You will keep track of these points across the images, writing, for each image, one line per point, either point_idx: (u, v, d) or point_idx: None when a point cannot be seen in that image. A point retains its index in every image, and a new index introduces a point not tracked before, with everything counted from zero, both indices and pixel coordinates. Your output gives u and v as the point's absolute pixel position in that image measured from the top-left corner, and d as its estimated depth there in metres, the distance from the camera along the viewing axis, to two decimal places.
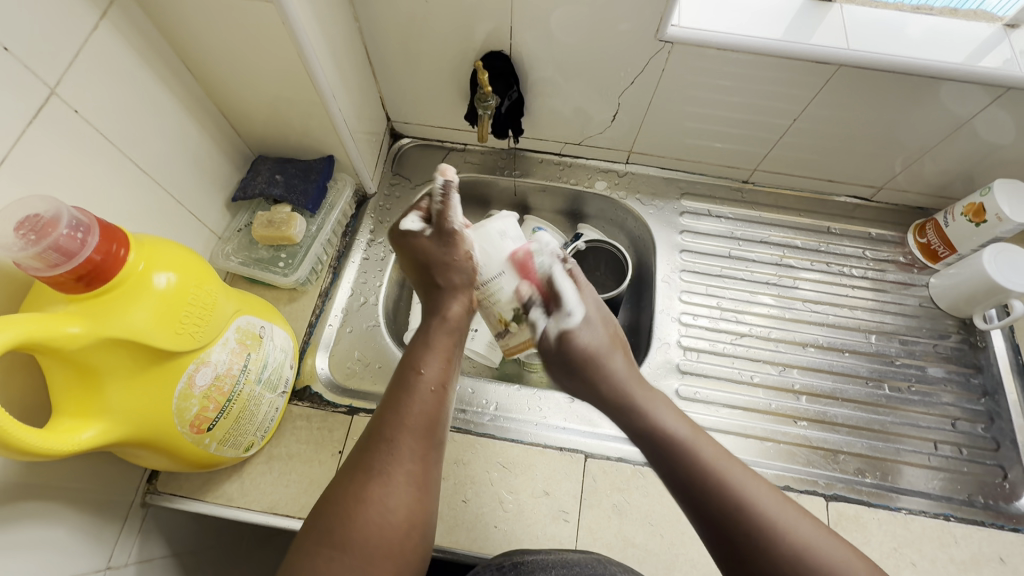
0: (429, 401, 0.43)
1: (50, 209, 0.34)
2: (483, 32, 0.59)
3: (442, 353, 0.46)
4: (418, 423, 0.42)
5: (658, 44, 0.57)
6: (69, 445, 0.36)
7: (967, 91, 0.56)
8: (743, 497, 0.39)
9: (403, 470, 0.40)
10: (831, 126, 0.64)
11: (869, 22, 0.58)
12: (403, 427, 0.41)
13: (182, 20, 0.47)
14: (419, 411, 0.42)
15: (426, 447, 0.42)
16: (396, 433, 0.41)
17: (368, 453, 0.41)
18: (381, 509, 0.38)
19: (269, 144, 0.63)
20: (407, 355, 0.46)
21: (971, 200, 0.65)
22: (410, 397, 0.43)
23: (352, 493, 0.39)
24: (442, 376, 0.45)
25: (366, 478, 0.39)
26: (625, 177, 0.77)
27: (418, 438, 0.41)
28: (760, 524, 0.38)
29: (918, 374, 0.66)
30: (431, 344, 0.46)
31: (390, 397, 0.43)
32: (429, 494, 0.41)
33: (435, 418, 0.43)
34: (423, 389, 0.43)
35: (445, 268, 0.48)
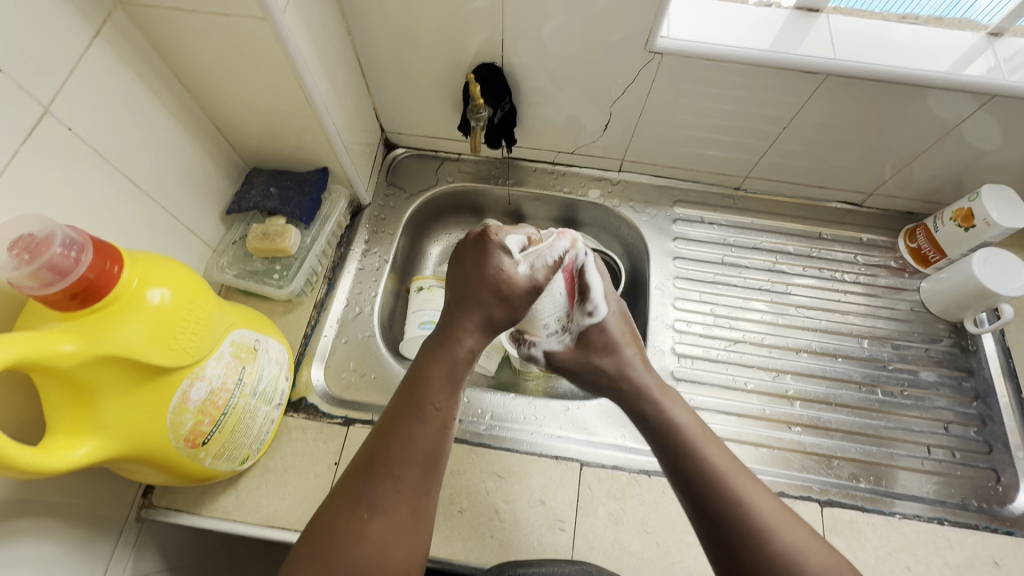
0: (433, 431, 0.43)
1: (44, 228, 0.35)
2: (475, 43, 0.60)
3: (451, 385, 0.45)
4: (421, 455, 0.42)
5: (648, 56, 0.58)
6: (63, 462, 0.36)
7: (954, 98, 0.57)
8: (733, 489, 0.42)
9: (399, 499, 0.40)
10: (821, 133, 0.65)
11: (855, 31, 0.59)
12: (405, 457, 0.41)
13: (176, 37, 0.47)
14: (426, 441, 0.43)
15: (427, 478, 0.42)
16: (399, 463, 0.41)
17: (362, 482, 0.40)
18: (377, 542, 0.38)
19: (264, 157, 0.64)
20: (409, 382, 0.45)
21: (960, 205, 0.66)
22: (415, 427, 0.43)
23: (346, 521, 0.39)
24: (448, 410, 0.44)
25: (358, 508, 0.39)
26: (617, 185, 0.78)
27: (420, 469, 0.42)
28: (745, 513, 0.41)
29: (911, 378, 0.67)
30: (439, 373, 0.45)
31: (391, 424, 0.43)
32: (424, 529, 0.41)
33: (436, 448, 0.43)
34: (429, 420, 0.43)
35: (503, 304, 0.46)
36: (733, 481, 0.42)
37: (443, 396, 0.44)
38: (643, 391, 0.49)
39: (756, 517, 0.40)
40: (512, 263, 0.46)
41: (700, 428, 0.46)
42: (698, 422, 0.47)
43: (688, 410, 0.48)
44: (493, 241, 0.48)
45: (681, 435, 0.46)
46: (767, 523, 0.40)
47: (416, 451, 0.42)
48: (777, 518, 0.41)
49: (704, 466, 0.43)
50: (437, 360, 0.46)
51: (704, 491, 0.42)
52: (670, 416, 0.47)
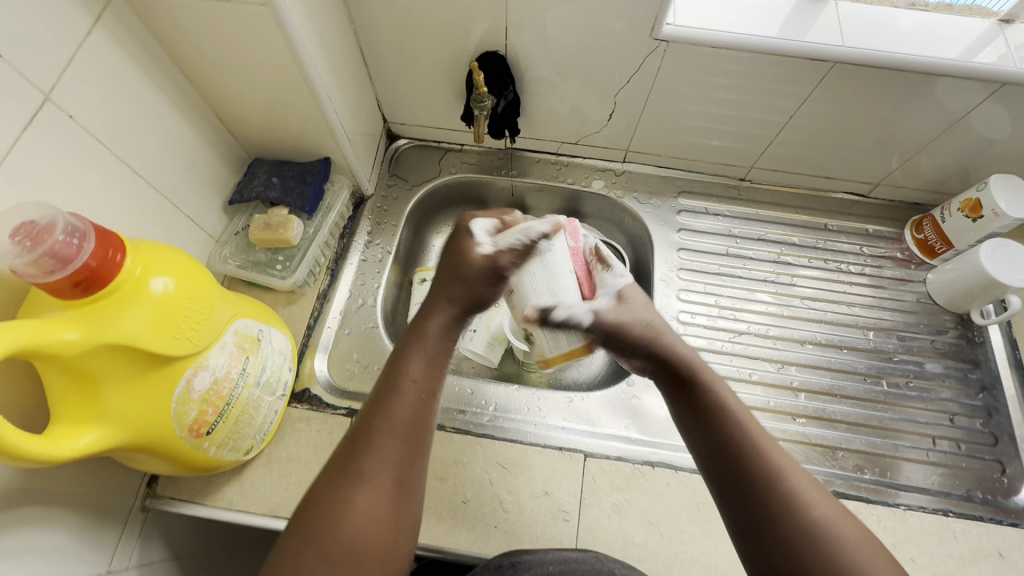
0: (415, 404, 0.42)
1: (46, 216, 0.34)
2: (478, 32, 0.59)
3: (428, 359, 0.44)
4: (405, 426, 0.41)
5: (654, 44, 0.57)
6: (69, 451, 0.36)
7: (963, 86, 0.56)
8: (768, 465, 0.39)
9: (386, 471, 0.39)
10: (828, 123, 0.64)
11: (864, 18, 0.58)
12: (392, 431, 0.40)
13: (176, 24, 0.47)
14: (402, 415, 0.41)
15: (414, 452, 0.41)
16: (384, 435, 0.40)
17: (353, 456, 0.40)
18: (364, 524, 0.37)
19: (266, 147, 0.63)
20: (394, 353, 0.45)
21: (967, 196, 0.65)
22: (397, 400, 0.42)
23: (336, 492, 0.38)
24: (430, 383, 0.44)
25: (352, 483, 0.38)
26: (622, 176, 0.77)
27: (405, 442, 0.41)
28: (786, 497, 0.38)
29: (916, 370, 0.66)
30: (415, 347, 0.45)
31: (378, 398, 0.42)
32: (408, 503, 0.40)
33: (420, 422, 0.42)
34: (410, 393, 0.42)
35: (467, 285, 0.47)
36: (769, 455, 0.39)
37: (424, 366, 0.44)
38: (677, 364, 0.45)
39: (792, 493, 0.37)
40: (476, 246, 0.48)
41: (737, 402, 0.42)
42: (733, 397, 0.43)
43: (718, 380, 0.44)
44: (482, 230, 0.49)
45: (720, 409, 0.42)
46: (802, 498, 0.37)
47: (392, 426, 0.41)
48: (815, 497, 0.38)
49: (742, 440, 0.40)
50: (419, 332, 0.46)
51: (734, 465, 0.39)
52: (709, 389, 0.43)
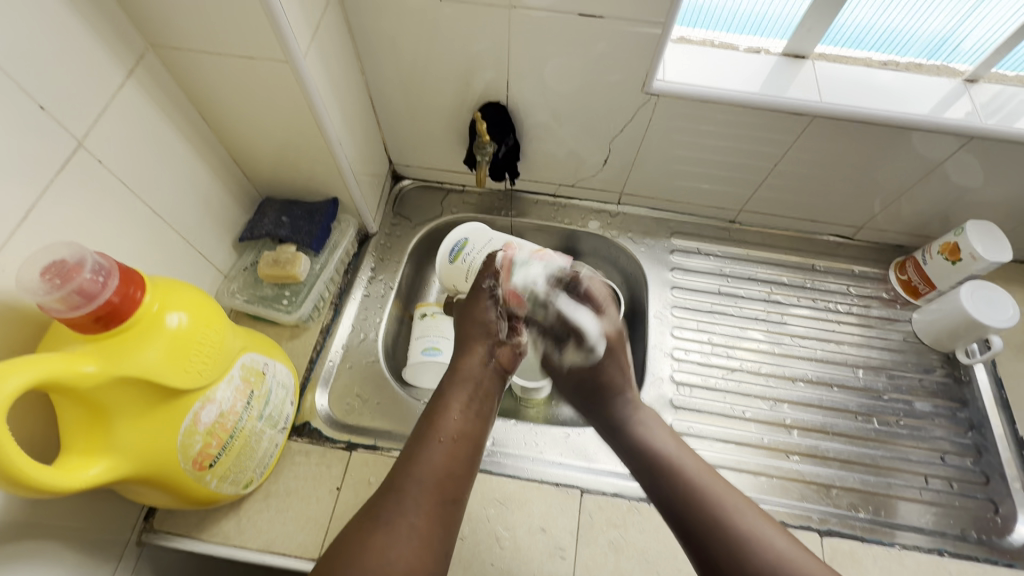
0: (445, 453, 0.43)
1: (75, 254, 0.36)
2: (481, 83, 0.64)
3: (461, 406, 0.46)
4: (431, 478, 0.42)
5: (646, 96, 0.61)
6: (77, 482, 0.36)
7: (936, 138, 0.60)
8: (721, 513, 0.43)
9: (408, 522, 0.39)
10: (811, 169, 0.68)
11: (839, 76, 0.63)
12: (417, 479, 0.41)
13: (202, 76, 0.50)
14: (439, 461, 0.43)
15: (441, 502, 0.41)
16: (409, 486, 0.41)
17: (377, 502, 0.40)
18: (385, 557, 0.37)
19: (277, 187, 0.66)
20: (434, 399, 0.47)
21: (946, 239, 0.68)
22: (426, 449, 0.43)
23: (358, 535, 0.38)
24: (466, 431, 0.45)
25: (372, 525, 0.38)
26: (617, 217, 0.80)
27: (434, 490, 0.41)
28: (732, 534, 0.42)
29: (906, 408, 0.68)
30: (454, 393, 0.47)
31: (408, 448, 0.43)
32: (442, 550, 0.39)
33: (450, 470, 0.43)
34: (443, 441, 0.44)
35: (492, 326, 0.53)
36: (725, 511, 0.44)
37: (465, 412, 0.46)
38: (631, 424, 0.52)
39: (744, 536, 0.42)
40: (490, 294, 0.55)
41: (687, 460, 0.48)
42: (675, 442, 0.51)
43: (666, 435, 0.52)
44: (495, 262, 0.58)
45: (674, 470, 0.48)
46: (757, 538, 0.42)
47: (424, 471, 0.42)
48: (773, 538, 0.42)
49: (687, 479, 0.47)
50: (458, 378, 0.49)
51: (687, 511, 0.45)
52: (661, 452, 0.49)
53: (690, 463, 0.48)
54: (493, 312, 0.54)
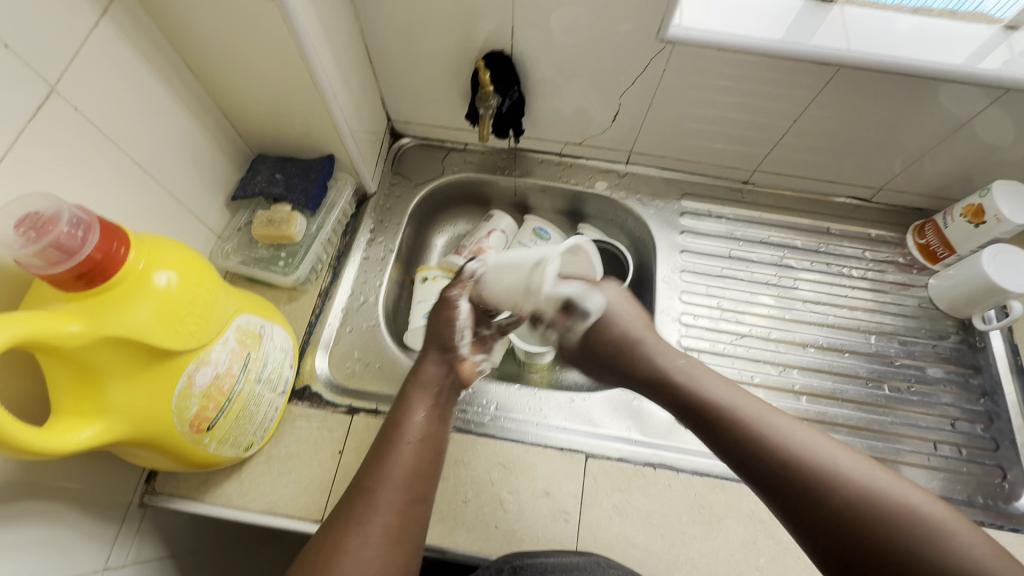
0: (411, 456, 0.45)
1: (51, 207, 0.34)
2: (483, 32, 0.59)
3: (423, 413, 0.48)
4: (397, 478, 0.43)
5: (660, 45, 0.57)
6: (67, 445, 0.35)
7: (967, 92, 0.57)
8: (848, 484, 0.40)
9: (380, 520, 0.41)
10: (831, 126, 0.64)
11: (868, 23, 0.58)
12: (387, 480, 0.43)
13: (182, 19, 0.47)
14: (405, 463, 0.45)
15: (410, 502, 0.43)
16: (380, 486, 0.43)
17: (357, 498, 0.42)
18: (360, 554, 0.39)
19: (270, 144, 0.63)
20: (398, 406, 0.49)
21: (970, 201, 0.65)
22: (394, 453, 0.45)
23: (340, 534, 0.40)
24: (428, 435, 0.47)
25: (346, 527, 0.40)
26: (625, 177, 0.77)
27: (404, 489, 0.43)
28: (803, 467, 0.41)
29: (918, 374, 0.66)
30: (418, 401, 0.49)
31: (376, 450, 0.46)
32: (411, 549, 0.42)
33: (417, 472, 0.45)
34: (409, 445, 0.45)
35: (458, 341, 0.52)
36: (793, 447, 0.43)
37: (425, 422, 0.48)
38: (710, 407, 0.48)
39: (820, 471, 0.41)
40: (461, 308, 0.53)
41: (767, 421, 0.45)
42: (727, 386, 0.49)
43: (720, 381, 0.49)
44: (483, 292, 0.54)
45: (767, 447, 0.43)
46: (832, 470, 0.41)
47: (392, 473, 0.44)
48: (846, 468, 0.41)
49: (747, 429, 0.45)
50: (420, 385, 0.50)
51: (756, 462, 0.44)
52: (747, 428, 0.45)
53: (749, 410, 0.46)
54: (460, 322, 0.53)
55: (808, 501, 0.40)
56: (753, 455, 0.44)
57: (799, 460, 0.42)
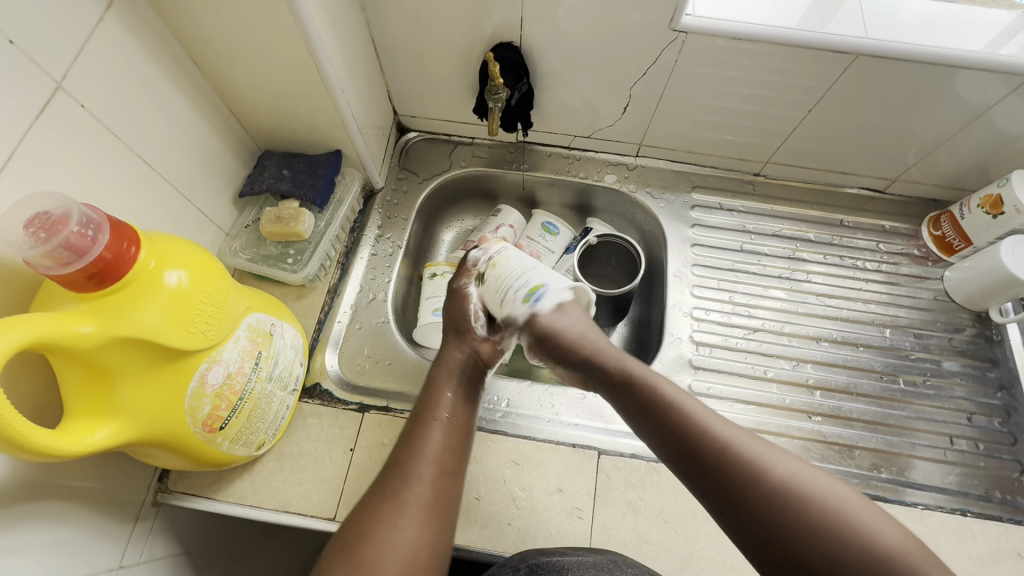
0: (444, 433, 0.45)
1: (60, 207, 0.34)
2: (491, 23, 0.58)
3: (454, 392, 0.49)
4: (433, 453, 0.44)
5: (672, 35, 0.56)
6: (81, 446, 0.35)
7: (988, 80, 0.55)
8: (815, 513, 0.34)
9: (415, 495, 0.41)
10: (846, 117, 0.63)
11: (885, 10, 0.57)
12: (421, 456, 0.43)
13: (187, 12, 0.46)
14: (438, 439, 0.45)
15: (446, 477, 0.43)
16: (415, 463, 0.43)
17: (386, 479, 0.42)
18: (394, 530, 0.39)
19: (276, 139, 0.63)
20: (425, 387, 0.50)
21: (988, 192, 0.64)
22: (427, 430, 0.45)
23: (372, 515, 0.39)
24: (460, 413, 0.48)
25: (381, 503, 0.40)
26: (634, 170, 0.76)
27: (438, 464, 0.43)
28: (762, 490, 0.36)
29: (933, 368, 0.65)
30: (441, 382, 0.50)
31: (407, 431, 0.46)
32: (448, 523, 0.41)
33: (451, 448, 0.45)
34: (442, 424, 0.46)
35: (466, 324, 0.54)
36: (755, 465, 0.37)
37: (455, 397, 0.49)
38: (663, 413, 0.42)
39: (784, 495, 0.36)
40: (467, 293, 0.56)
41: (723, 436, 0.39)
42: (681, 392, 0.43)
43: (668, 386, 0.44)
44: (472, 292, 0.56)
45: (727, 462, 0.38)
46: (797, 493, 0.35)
47: (422, 446, 0.44)
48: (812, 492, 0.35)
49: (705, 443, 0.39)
50: (442, 368, 0.51)
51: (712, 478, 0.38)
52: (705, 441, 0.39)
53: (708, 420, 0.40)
54: (471, 305, 0.55)
55: (800, 558, 0.34)
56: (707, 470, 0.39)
57: (808, 519, 0.34)
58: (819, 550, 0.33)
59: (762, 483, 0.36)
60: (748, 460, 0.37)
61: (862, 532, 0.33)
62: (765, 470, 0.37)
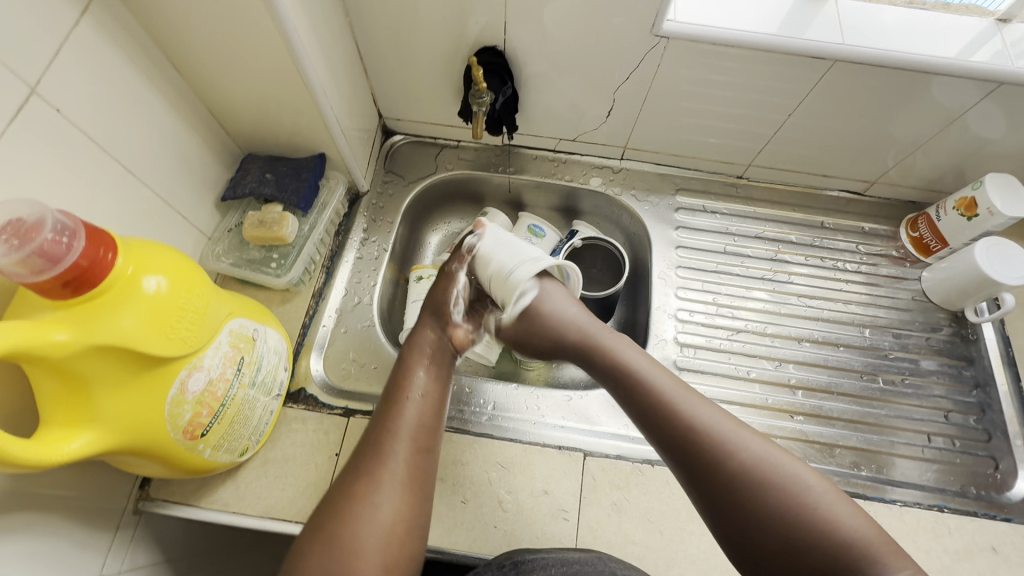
0: (416, 411, 0.47)
1: (34, 213, 0.33)
2: (475, 27, 0.59)
3: (426, 370, 0.50)
4: (406, 430, 0.45)
5: (654, 40, 0.56)
6: (58, 456, 0.35)
7: (961, 86, 0.57)
8: (774, 485, 0.40)
9: (388, 470, 0.42)
10: (825, 121, 0.64)
11: (862, 17, 0.58)
12: (393, 433, 0.45)
13: (166, 15, 0.45)
14: (412, 417, 0.46)
15: (419, 453, 0.45)
16: (388, 440, 0.44)
17: (360, 457, 0.43)
18: (369, 503, 0.40)
19: (259, 143, 0.62)
20: (398, 367, 0.51)
21: (962, 194, 0.66)
22: (398, 409, 0.46)
23: (348, 491, 0.41)
24: (431, 390, 0.49)
25: (355, 479, 0.42)
26: (619, 173, 0.77)
27: (411, 440, 0.45)
28: (731, 465, 0.41)
29: (911, 367, 0.67)
30: (415, 361, 0.51)
31: (380, 409, 0.47)
32: (422, 496, 0.43)
33: (424, 424, 0.46)
34: (415, 402, 0.47)
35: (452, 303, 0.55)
36: (727, 445, 0.42)
37: (428, 375, 0.50)
38: (651, 393, 0.46)
39: (750, 471, 0.40)
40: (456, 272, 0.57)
41: (700, 418, 0.44)
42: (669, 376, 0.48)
43: (656, 369, 0.48)
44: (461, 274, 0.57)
45: (703, 443, 0.43)
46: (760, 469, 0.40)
47: (399, 423, 0.45)
48: (772, 462, 0.41)
49: (681, 425, 0.44)
50: (416, 349, 0.52)
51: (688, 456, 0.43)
52: (689, 422, 0.44)
53: (694, 405, 0.45)
54: (457, 287, 0.56)
55: (755, 534, 0.39)
56: (684, 445, 0.43)
57: (771, 490, 0.39)
58: (771, 522, 0.39)
59: (731, 465, 0.41)
60: (720, 444, 0.42)
61: (818, 514, 0.38)
62: (737, 456, 0.41)
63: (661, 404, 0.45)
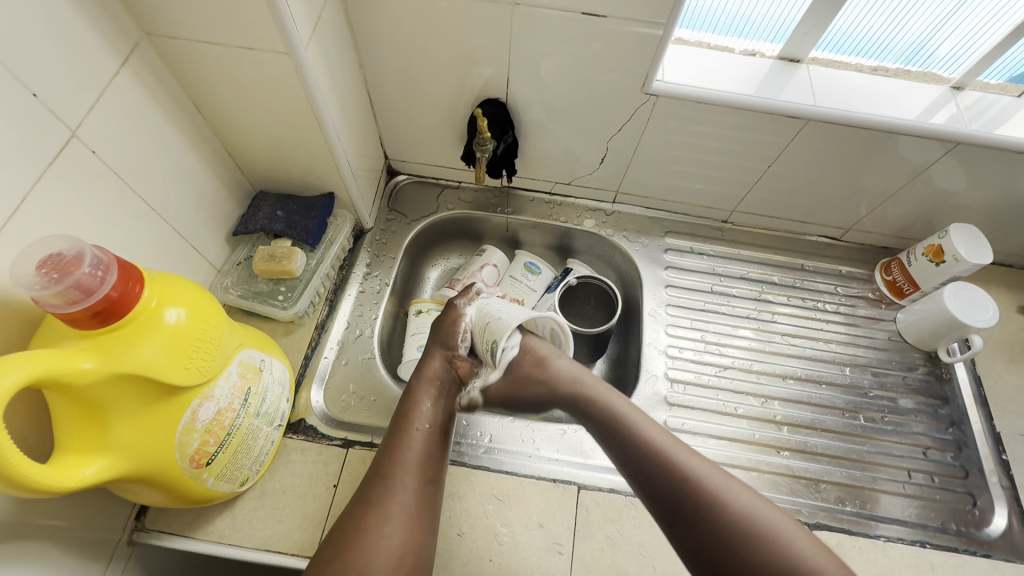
0: (422, 445, 0.50)
1: (73, 248, 0.35)
2: (479, 80, 0.63)
3: (432, 405, 0.54)
4: (413, 462, 0.48)
5: (644, 96, 0.61)
6: (72, 481, 0.36)
7: (922, 144, 0.62)
8: (765, 535, 0.41)
9: (397, 501, 0.45)
10: (801, 172, 0.69)
11: (831, 81, 0.64)
12: (401, 465, 0.48)
13: (196, 67, 0.49)
14: (418, 450, 0.50)
15: (426, 484, 0.48)
16: (396, 472, 0.47)
17: (370, 486, 0.46)
18: (380, 533, 0.43)
19: (271, 181, 0.65)
20: (405, 400, 0.54)
21: (930, 242, 0.70)
22: (404, 441, 0.50)
23: (359, 520, 0.44)
24: (435, 425, 0.53)
25: (367, 508, 0.45)
26: (612, 216, 0.81)
27: (418, 471, 0.48)
28: (725, 517, 0.42)
29: (890, 405, 0.70)
30: (423, 393, 0.54)
31: (388, 441, 0.50)
32: (429, 526, 0.46)
33: (429, 457, 0.50)
34: (419, 436, 0.51)
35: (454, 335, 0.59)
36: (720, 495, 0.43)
37: (433, 409, 0.53)
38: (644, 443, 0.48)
39: (743, 520, 0.42)
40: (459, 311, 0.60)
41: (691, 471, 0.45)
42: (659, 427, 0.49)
43: (645, 419, 0.50)
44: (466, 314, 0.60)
45: (696, 495, 0.44)
46: (751, 521, 0.42)
47: (408, 455, 0.49)
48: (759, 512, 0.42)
49: (676, 480, 0.45)
50: (422, 379, 0.56)
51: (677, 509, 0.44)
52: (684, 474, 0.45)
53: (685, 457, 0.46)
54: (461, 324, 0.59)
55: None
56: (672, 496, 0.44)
57: (762, 544, 0.41)
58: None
59: (727, 520, 0.42)
60: (718, 497, 0.43)
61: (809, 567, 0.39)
62: (729, 507, 0.42)
63: (654, 451, 0.47)
